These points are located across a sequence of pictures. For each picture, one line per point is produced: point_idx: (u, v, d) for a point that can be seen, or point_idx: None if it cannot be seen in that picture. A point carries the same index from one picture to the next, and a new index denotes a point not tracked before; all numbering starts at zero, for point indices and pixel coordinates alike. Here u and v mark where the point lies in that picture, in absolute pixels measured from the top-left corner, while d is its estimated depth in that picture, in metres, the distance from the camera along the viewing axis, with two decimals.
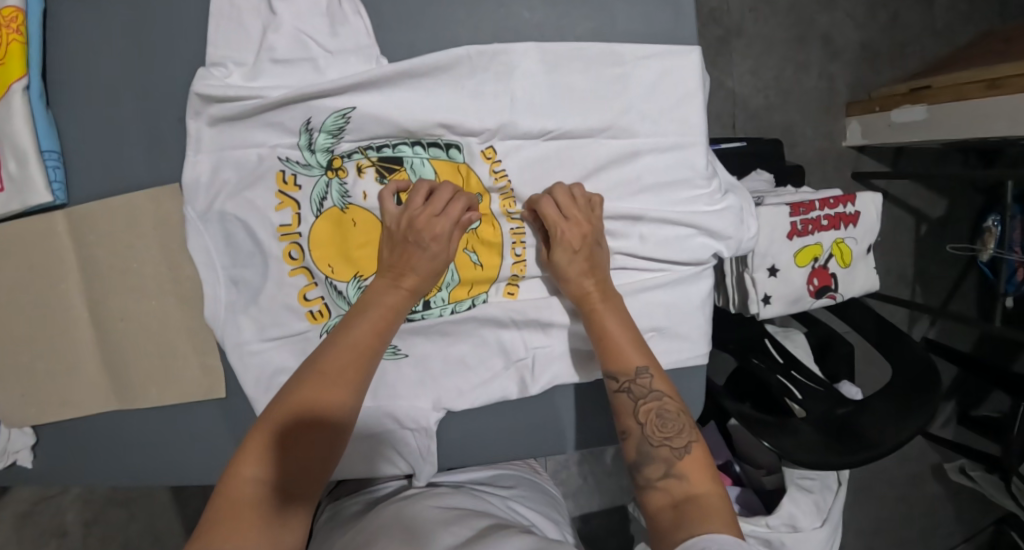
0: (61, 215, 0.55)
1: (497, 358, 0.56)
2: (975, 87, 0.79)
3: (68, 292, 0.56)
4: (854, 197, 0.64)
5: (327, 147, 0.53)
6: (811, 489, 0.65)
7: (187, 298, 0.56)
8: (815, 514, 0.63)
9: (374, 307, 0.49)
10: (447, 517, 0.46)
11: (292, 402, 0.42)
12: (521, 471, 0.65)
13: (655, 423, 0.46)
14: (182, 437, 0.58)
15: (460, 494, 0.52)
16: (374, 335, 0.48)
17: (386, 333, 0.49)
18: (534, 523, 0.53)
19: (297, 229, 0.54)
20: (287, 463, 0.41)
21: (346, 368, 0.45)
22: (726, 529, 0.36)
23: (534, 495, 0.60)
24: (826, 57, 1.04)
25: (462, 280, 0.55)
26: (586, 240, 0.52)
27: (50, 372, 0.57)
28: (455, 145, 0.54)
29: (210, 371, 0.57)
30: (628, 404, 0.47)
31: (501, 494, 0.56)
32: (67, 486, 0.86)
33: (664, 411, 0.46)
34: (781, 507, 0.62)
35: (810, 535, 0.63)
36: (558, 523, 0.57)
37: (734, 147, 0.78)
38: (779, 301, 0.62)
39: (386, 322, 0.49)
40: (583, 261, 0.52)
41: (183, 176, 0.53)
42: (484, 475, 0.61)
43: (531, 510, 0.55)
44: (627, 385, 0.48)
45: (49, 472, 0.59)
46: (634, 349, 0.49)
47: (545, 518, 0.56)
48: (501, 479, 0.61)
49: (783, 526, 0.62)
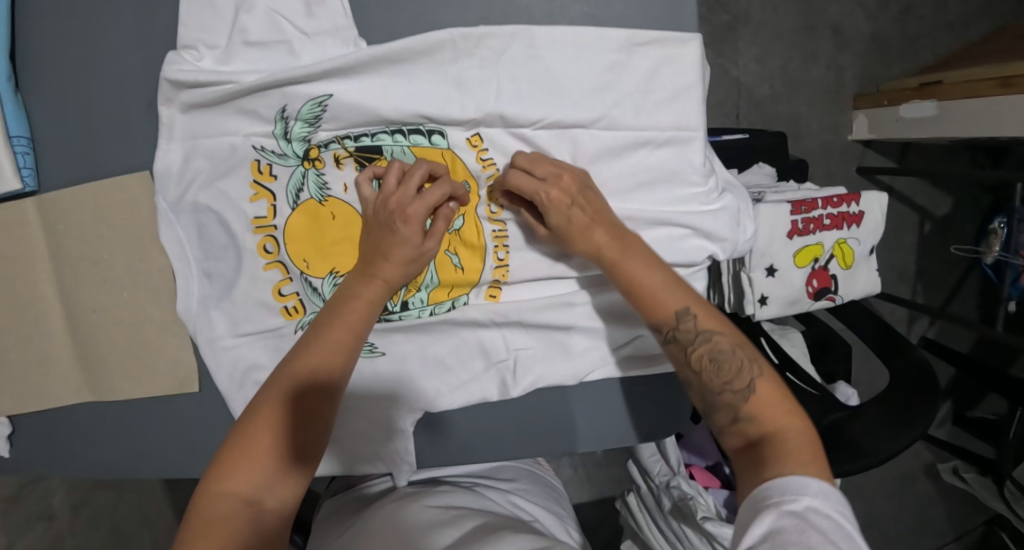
0: (31, 203, 0.53)
1: (479, 360, 0.55)
2: (987, 84, 0.75)
3: (39, 282, 0.55)
4: (858, 196, 0.62)
5: (303, 136, 0.50)
6: None
7: (161, 290, 0.54)
8: None
9: (351, 302, 0.46)
10: (440, 519, 0.46)
11: (274, 401, 0.40)
12: (524, 464, 0.69)
13: (710, 368, 0.42)
14: (156, 430, 0.57)
15: (460, 494, 0.54)
16: (351, 330, 0.44)
17: (362, 328, 0.45)
18: (538, 518, 0.57)
19: (272, 222, 0.52)
20: (273, 465, 0.38)
21: (321, 365, 0.42)
22: (805, 469, 0.34)
23: (533, 488, 0.63)
24: (835, 47, 1.00)
25: (442, 281, 0.53)
26: (574, 190, 0.48)
27: (24, 363, 0.56)
28: (438, 132, 0.51)
29: (184, 364, 0.56)
30: (680, 355, 0.44)
31: (502, 489, 0.60)
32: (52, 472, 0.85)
33: (718, 352, 0.42)
34: None
35: None
36: (560, 517, 0.61)
37: (736, 140, 0.75)
38: (775, 303, 0.60)
39: (361, 315, 0.45)
40: (583, 213, 0.48)
41: (155, 164, 0.51)
42: (486, 469, 0.65)
43: (533, 505, 0.59)
44: (672, 334, 0.45)
45: (25, 462, 0.59)
46: (672, 292, 0.45)
47: (547, 513, 0.59)
48: (503, 473, 0.65)
49: None
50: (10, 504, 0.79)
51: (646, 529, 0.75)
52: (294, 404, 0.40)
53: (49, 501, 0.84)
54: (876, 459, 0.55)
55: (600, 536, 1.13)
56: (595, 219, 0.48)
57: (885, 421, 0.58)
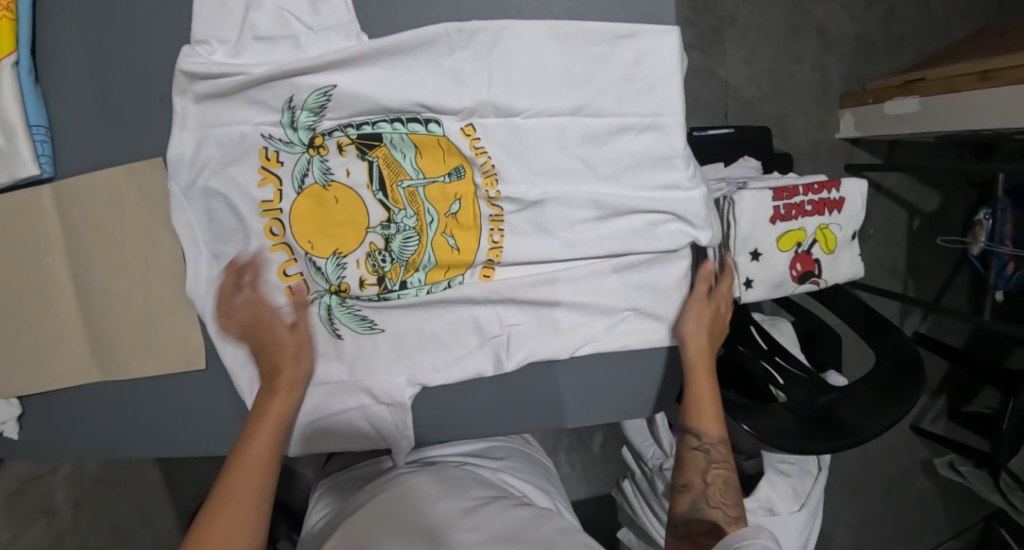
0: (48, 189, 0.56)
1: (473, 338, 0.58)
2: (966, 79, 0.78)
3: (53, 264, 0.58)
4: (839, 183, 0.64)
5: (309, 126, 0.53)
6: (789, 472, 0.59)
7: (170, 271, 0.56)
8: (793, 499, 0.58)
9: (263, 417, 0.49)
10: (450, 487, 0.50)
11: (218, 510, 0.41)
12: (513, 443, 0.71)
13: (717, 485, 0.51)
14: (162, 407, 0.59)
15: (455, 467, 0.56)
16: (272, 441, 0.48)
17: (280, 439, 0.49)
18: (526, 494, 0.58)
19: (279, 205, 0.55)
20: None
21: (256, 482, 0.44)
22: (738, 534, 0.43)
23: (524, 466, 0.65)
24: (821, 48, 1.04)
25: (439, 262, 0.56)
26: (716, 322, 0.59)
27: (37, 344, 0.58)
28: (435, 120, 0.54)
29: (192, 343, 0.58)
30: (701, 461, 0.52)
31: (493, 467, 0.61)
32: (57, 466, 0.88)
33: (728, 480, 0.51)
34: (758, 490, 0.57)
35: (790, 519, 0.57)
36: (550, 493, 0.62)
37: (721, 135, 0.79)
38: (759, 286, 0.63)
39: (278, 429, 0.49)
40: (708, 334, 0.58)
41: (168, 151, 0.53)
42: (478, 447, 0.67)
43: (522, 482, 0.61)
44: (706, 447, 0.52)
45: (39, 440, 0.62)
46: (722, 422, 0.54)
47: (535, 489, 0.61)
48: (494, 452, 0.66)
49: (760, 510, 0.57)
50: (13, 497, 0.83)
51: (640, 512, 0.75)
52: (230, 516, 0.41)
53: (51, 499, 0.88)
54: (865, 435, 0.56)
55: (599, 533, 1.14)
56: (711, 343, 0.58)
57: (872, 401, 0.60)
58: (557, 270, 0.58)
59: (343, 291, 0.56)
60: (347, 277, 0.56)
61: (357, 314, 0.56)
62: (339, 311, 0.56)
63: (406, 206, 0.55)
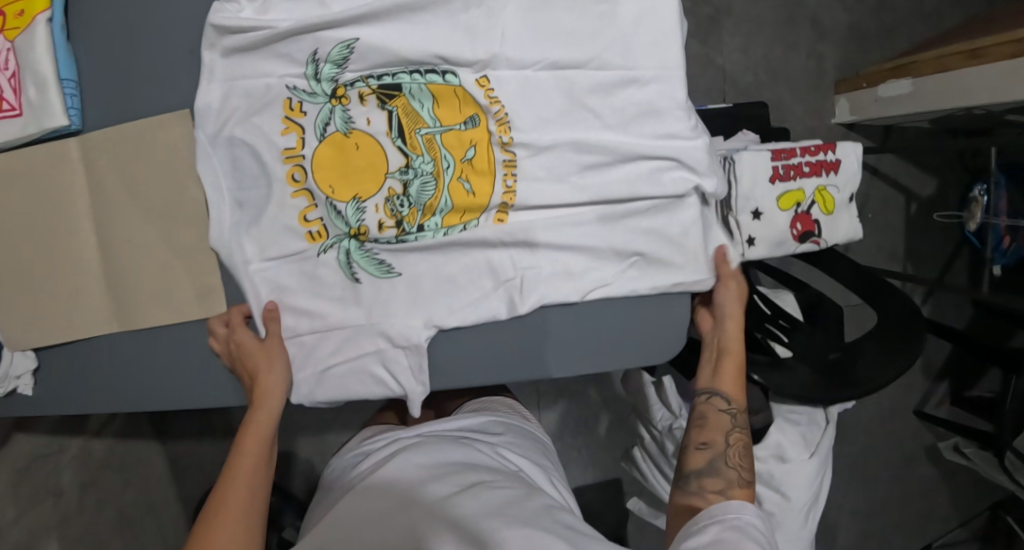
0: (74, 141, 0.58)
1: (488, 283, 0.59)
2: (956, 58, 0.81)
3: (76, 215, 0.59)
4: (834, 146, 0.67)
5: (331, 77, 0.56)
6: (799, 422, 0.61)
7: (191, 220, 0.58)
8: (802, 446, 0.60)
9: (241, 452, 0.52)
10: (440, 469, 0.53)
11: (214, 523, 0.46)
12: (513, 419, 0.73)
13: (736, 447, 0.56)
14: (182, 357, 0.61)
15: (450, 443, 0.59)
16: (251, 477, 0.51)
17: (261, 469, 0.52)
18: (522, 468, 0.60)
19: (302, 152, 0.57)
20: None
21: (248, 494, 0.49)
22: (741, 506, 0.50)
23: (521, 441, 0.67)
24: (815, 37, 1.07)
25: (455, 206, 0.59)
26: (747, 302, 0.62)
27: (56, 295, 0.59)
28: (451, 72, 0.56)
29: (214, 290, 0.59)
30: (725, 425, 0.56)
31: (491, 442, 0.63)
32: (65, 447, 0.95)
33: (742, 444, 0.56)
34: (767, 437, 0.59)
35: (801, 465, 0.59)
36: (545, 466, 0.64)
37: (717, 110, 0.81)
38: (762, 244, 0.65)
39: (257, 461, 0.52)
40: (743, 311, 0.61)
41: (196, 102, 0.55)
42: (476, 424, 0.68)
43: (519, 456, 0.63)
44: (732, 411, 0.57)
45: (56, 395, 0.62)
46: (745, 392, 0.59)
47: (533, 464, 0.63)
48: (491, 428, 0.68)
49: (771, 456, 0.60)
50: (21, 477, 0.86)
51: (651, 478, 0.76)
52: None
53: (59, 478, 0.94)
54: (875, 382, 0.57)
55: (607, 519, 1.13)
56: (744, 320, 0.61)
57: (880, 353, 0.61)
58: (568, 217, 0.60)
59: (362, 235, 0.58)
60: (367, 221, 0.58)
61: (375, 258, 0.59)
62: (358, 256, 0.58)
63: (424, 152, 0.57)
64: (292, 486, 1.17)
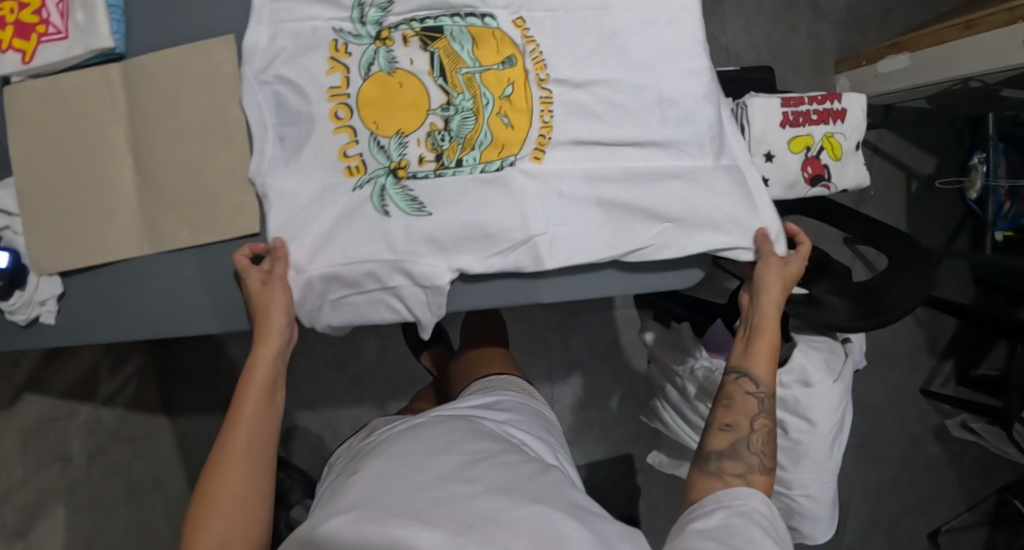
0: (117, 66, 0.59)
1: (516, 220, 0.59)
2: (953, 30, 0.85)
3: (114, 139, 0.60)
4: (840, 96, 0.70)
5: (377, 21, 0.58)
6: (819, 349, 0.64)
7: (226, 141, 0.59)
8: (826, 371, 0.61)
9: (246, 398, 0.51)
10: (442, 443, 0.48)
11: (220, 466, 0.47)
12: (521, 398, 0.70)
13: (759, 430, 0.56)
14: (214, 278, 0.62)
15: (455, 419, 0.55)
16: (254, 429, 0.50)
17: (265, 418, 0.51)
18: (529, 446, 0.57)
19: (346, 90, 0.58)
20: (244, 502, 0.47)
21: (251, 445, 0.49)
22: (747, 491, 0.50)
23: (529, 420, 0.63)
24: (815, 19, 1.13)
25: (494, 140, 0.60)
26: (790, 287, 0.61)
27: (88, 217, 0.60)
28: (490, 15, 0.59)
29: (246, 210, 0.59)
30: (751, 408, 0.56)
31: (498, 420, 0.60)
32: (74, 413, 0.93)
33: (765, 428, 0.57)
34: (791, 360, 0.61)
35: (826, 390, 0.60)
36: (553, 445, 0.61)
37: (725, 72, 0.84)
38: (775, 185, 0.68)
39: (262, 409, 0.51)
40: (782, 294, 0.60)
41: (245, 42, 0.57)
42: (483, 401, 0.65)
43: (525, 434, 0.59)
44: (757, 394, 0.57)
45: (80, 323, 0.62)
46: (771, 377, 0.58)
47: (539, 442, 0.59)
48: (499, 405, 0.65)
49: (795, 382, 0.61)
50: (29, 438, 0.85)
51: (675, 427, 0.80)
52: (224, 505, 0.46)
53: (68, 444, 0.92)
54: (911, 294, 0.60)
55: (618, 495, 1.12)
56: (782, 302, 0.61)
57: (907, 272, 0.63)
58: (600, 155, 0.62)
59: (401, 169, 0.59)
60: (408, 154, 0.59)
61: (409, 195, 0.58)
62: (392, 191, 0.58)
63: (464, 91, 0.59)
64: (301, 462, 1.15)
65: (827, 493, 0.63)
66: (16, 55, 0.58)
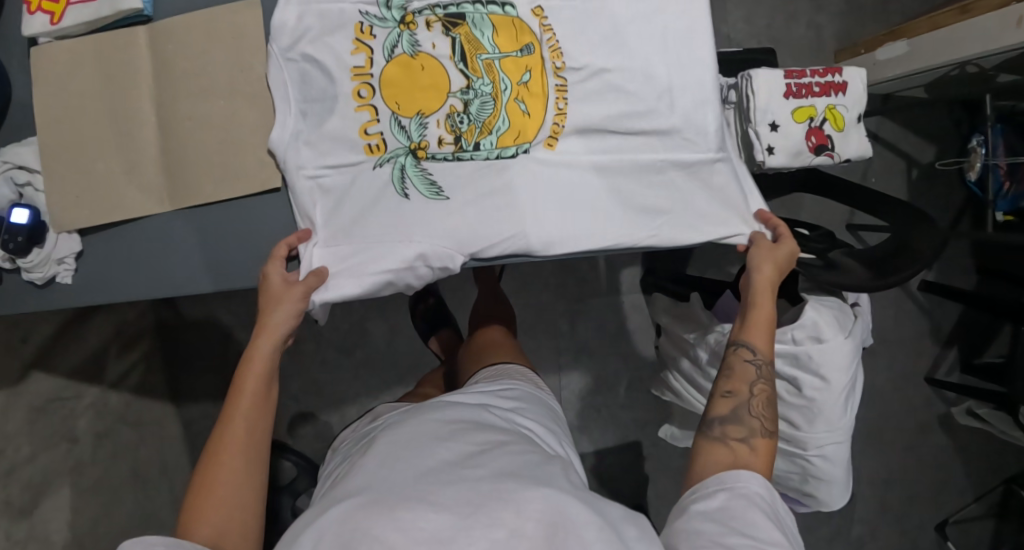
0: (143, 29, 0.61)
1: (534, 177, 0.60)
2: (950, 14, 0.88)
3: (138, 97, 0.61)
4: (840, 70, 0.72)
5: (401, 5, 0.59)
6: (830, 307, 0.64)
7: (252, 99, 0.60)
8: (838, 328, 0.62)
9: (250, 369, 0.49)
10: (446, 431, 0.44)
11: (218, 440, 0.45)
12: (528, 388, 0.66)
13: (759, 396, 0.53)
14: (233, 235, 0.62)
15: (462, 406, 0.51)
16: (258, 400, 0.48)
17: (270, 393, 0.49)
18: (538, 436, 0.53)
19: (370, 71, 0.59)
20: (246, 482, 0.44)
21: (250, 417, 0.47)
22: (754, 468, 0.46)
23: (534, 409, 0.59)
24: (813, 10, 1.16)
25: (511, 127, 0.60)
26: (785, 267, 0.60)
27: (113, 174, 0.61)
28: (510, 4, 0.61)
29: (269, 167, 0.60)
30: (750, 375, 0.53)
31: (504, 408, 0.55)
32: (82, 394, 0.92)
33: (768, 398, 0.53)
34: (804, 316, 0.62)
35: (838, 346, 0.61)
36: (560, 436, 0.56)
37: (729, 53, 0.86)
38: (781, 153, 0.69)
39: (263, 382, 0.49)
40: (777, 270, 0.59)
41: (273, 18, 0.58)
42: (489, 389, 0.61)
43: (532, 424, 0.55)
44: (756, 362, 0.54)
45: (98, 282, 0.62)
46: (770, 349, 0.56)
47: (545, 430, 0.55)
48: (505, 393, 0.61)
49: (806, 339, 0.62)
50: (37, 414, 0.84)
51: (686, 396, 0.81)
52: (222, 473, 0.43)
53: (75, 425, 0.91)
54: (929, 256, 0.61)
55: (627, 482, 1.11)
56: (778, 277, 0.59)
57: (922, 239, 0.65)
58: (613, 145, 0.63)
59: (420, 150, 0.60)
60: (428, 135, 0.60)
61: (427, 178, 0.59)
62: (412, 173, 0.59)
63: (483, 75, 0.60)
64: (306, 449, 1.14)
65: (841, 452, 0.65)
66: (45, 16, 0.58)
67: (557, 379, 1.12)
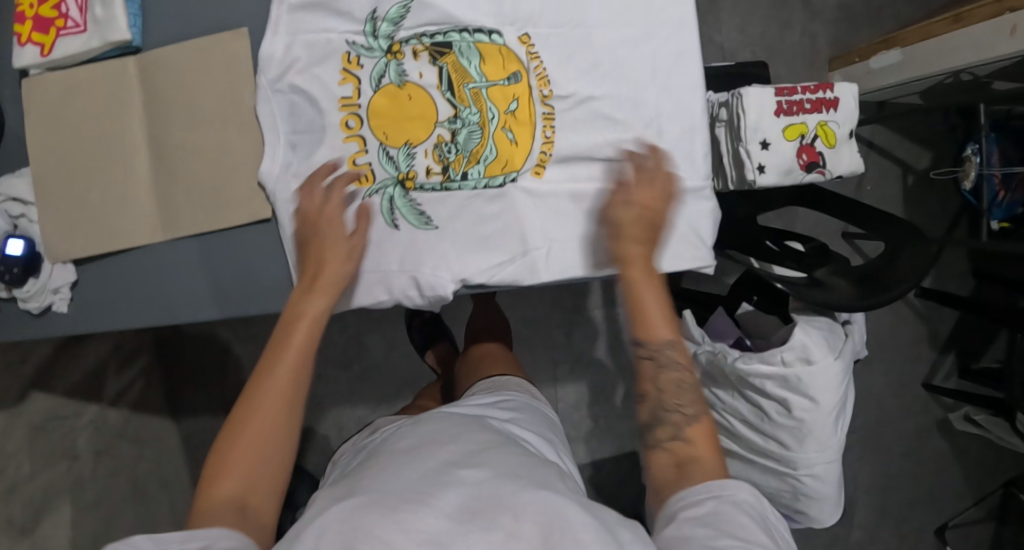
0: (133, 59, 0.61)
1: (523, 206, 0.61)
2: (942, 23, 0.88)
3: (130, 126, 0.61)
4: (831, 86, 0.72)
5: (388, 35, 0.60)
6: (818, 327, 0.66)
7: (242, 127, 0.60)
8: (826, 348, 0.62)
9: (298, 318, 0.48)
10: (441, 437, 0.43)
11: (250, 402, 0.42)
12: (525, 398, 0.66)
13: (671, 388, 0.49)
14: (226, 261, 0.62)
15: (458, 415, 0.50)
16: (301, 351, 0.46)
17: (313, 342, 0.48)
18: (536, 445, 0.52)
19: (358, 101, 0.60)
20: (276, 445, 0.41)
21: (296, 362, 0.45)
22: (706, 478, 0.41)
23: (530, 419, 0.59)
24: (807, 17, 1.16)
25: (498, 156, 0.61)
26: (633, 231, 0.54)
27: (104, 203, 0.61)
28: (496, 32, 0.61)
29: (260, 195, 0.60)
30: (649, 369, 0.49)
31: (500, 418, 0.55)
32: (80, 412, 0.94)
33: (683, 383, 0.49)
34: (793, 339, 0.62)
35: (827, 366, 0.61)
36: (557, 446, 0.56)
37: (720, 67, 0.86)
38: (772, 171, 0.69)
39: (308, 331, 0.48)
40: (636, 240, 0.53)
41: (262, 50, 0.58)
42: (487, 402, 0.61)
43: (526, 432, 0.54)
44: (651, 353, 0.49)
45: (92, 308, 0.63)
46: (668, 322, 0.50)
47: (541, 439, 0.55)
48: (503, 405, 0.61)
49: (796, 359, 0.62)
50: (36, 433, 0.86)
51: None
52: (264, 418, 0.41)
53: (74, 442, 0.92)
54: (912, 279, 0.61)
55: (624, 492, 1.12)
56: (639, 243, 0.53)
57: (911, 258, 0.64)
58: (598, 172, 0.63)
59: (409, 181, 0.60)
60: (416, 165, 0.60)
61: (416, 208, 0.60)
62: (401, 205, 0.59)
63: (470, 105, 0.61)
64: (305, 462, 1.15)
65: (832, 470, 0.66)
66: (35, 48, 0.59)
67: (554, 390, 1.13)
